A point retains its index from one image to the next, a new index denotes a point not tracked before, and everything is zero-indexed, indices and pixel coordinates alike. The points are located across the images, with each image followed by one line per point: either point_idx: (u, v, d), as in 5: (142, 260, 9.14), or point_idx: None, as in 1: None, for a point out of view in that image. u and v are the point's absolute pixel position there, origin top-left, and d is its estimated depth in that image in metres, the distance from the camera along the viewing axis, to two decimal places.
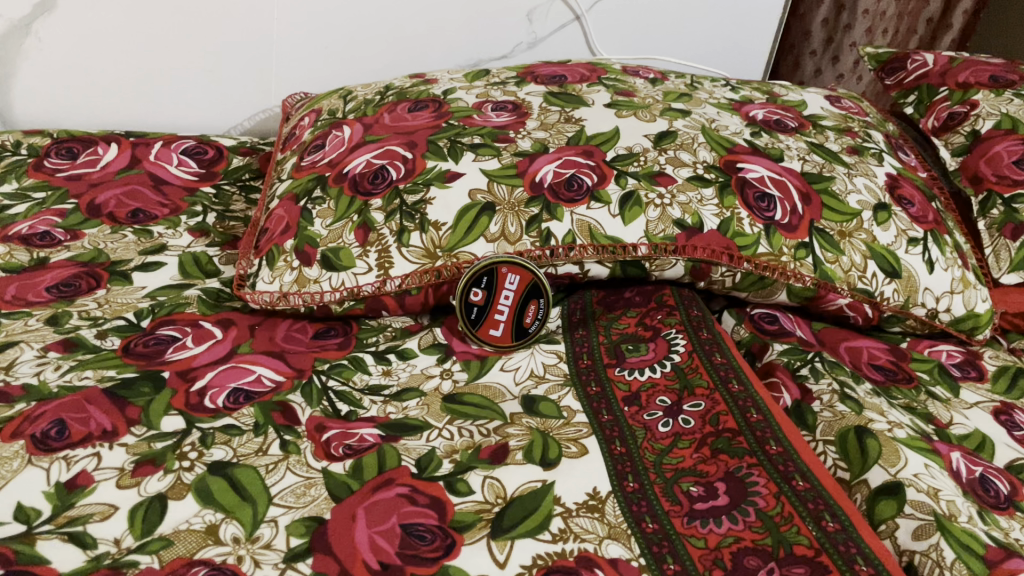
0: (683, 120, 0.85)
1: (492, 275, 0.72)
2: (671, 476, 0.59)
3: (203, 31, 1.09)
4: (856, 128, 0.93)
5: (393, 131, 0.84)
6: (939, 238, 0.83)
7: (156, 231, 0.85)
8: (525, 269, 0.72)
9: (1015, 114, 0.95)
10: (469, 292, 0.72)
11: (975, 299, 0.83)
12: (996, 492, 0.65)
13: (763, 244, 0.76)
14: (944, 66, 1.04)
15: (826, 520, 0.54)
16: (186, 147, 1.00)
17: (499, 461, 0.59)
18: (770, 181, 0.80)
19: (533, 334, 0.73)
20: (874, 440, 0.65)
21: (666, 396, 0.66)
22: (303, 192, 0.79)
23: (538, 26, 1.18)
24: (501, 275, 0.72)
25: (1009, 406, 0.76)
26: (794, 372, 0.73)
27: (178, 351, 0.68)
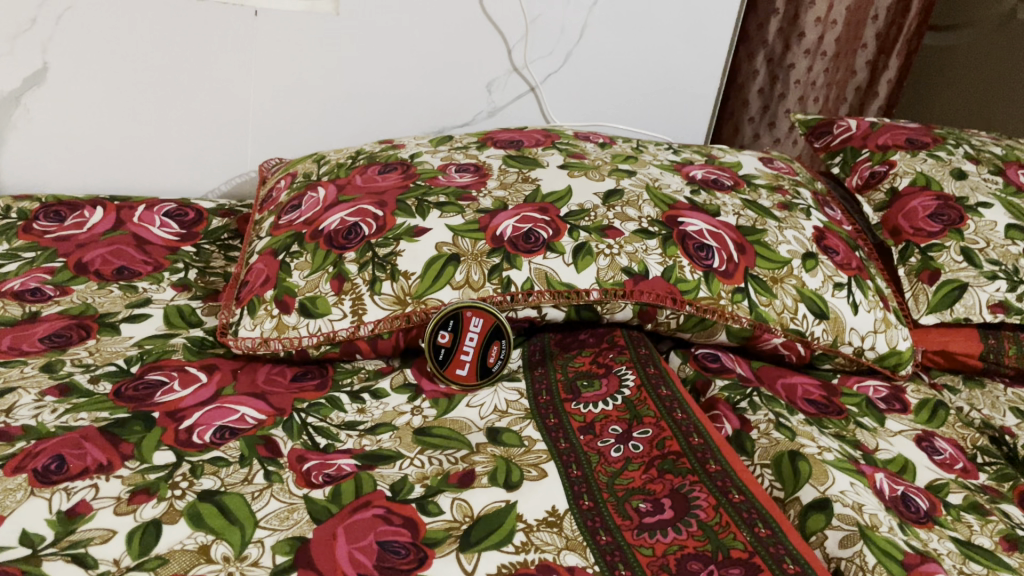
0: (629, 180, 0.94)
1: (458, 319, 0.79)
2: (622, 495, 0.65)
3: (186, 103, 1.17)
4: (787, 186, 1.02)
5: (365, 191, 0.91)
6: (862, 283, 0.92)
7: (141, 286, 0.91)
8: (489, 312, 0.79)
9: (927, 172, 1.05)
10: (436, 335, 0.78)
11: (897, 337, 0.91)
12: (917, 508, 0.72)
13: (703, 288, 0.84)
14: (865, 131, 1.15)
15: (758, 527, 0.60)
16: (168, 210, 1.06)
17: (466, 485, 0.65)
18: (708, 233, 0.88)
19: (496, 373, 0.79)
20: (805, 462, 0.72)
21: (618, 425, 0.72)
22: (282, 247, 0.86)
23: (497, 96, 1.28)
24: (466, 318, 0.79)
25: (929, 433, 0.84)
26: (734, 405, 0.80)
27: (166, 394, 0.73)
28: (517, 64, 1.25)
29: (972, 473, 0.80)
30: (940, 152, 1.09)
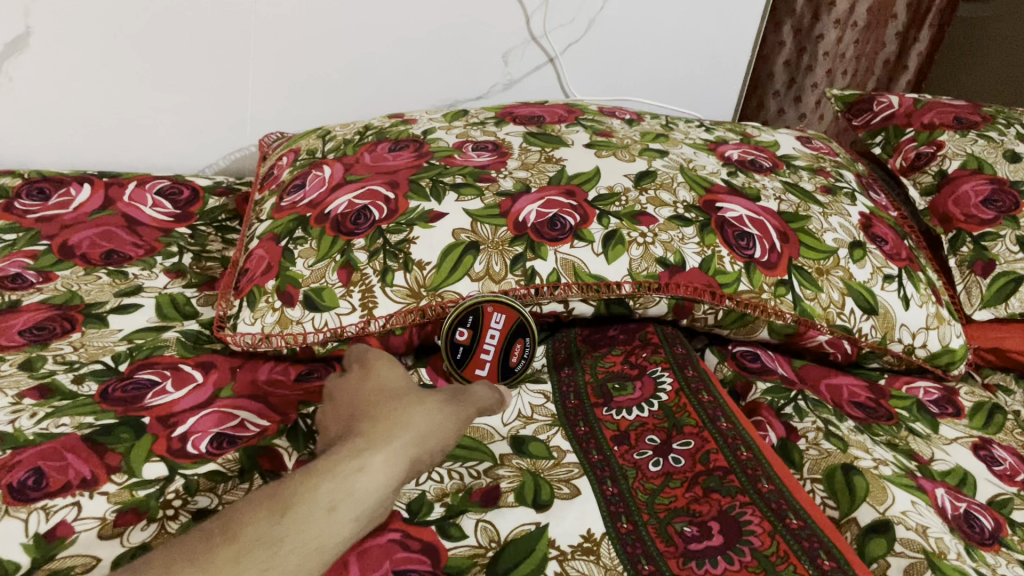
0: (661, 160, 0.87)
1: (477, 315, 0.73)
2: (664, 516, 0.58)
3: (181, 72, 1.09)
4: (828, 168, 0.95)
5: (374, 171, 0.83)
6: (913, 275, 0.85)
7: (131, 272, 0.84)
8: (511, 307, 0.73)
9: (979, 154, 0.97)
10: (455, 332, 0.73)
11: (950, 334, 0.84)
12: (982, 528, 0.65)
13: (744, 282, 0.77)
14: (909, 108, 1.07)
15: (821, 558, 0.53)
16: (161, 187, 0.99)
17: (491, 504, 0.59)
18: (748, 220, 0.81)
19: (519, 373, 0.75)
20: (861, 477, 0.65)
21: (656, 435, 0.66)
22: (284, 232, 0.78)
23: (513, 67, 1.20)
24: (486, 313, 0.73)
25: (987, 441, 0.77)
26: (778, 411, 0.74)
27: (158, 396, 0.66)
28: (535, 33, 1.17)
29: None
30: (992, 132, 1.01)
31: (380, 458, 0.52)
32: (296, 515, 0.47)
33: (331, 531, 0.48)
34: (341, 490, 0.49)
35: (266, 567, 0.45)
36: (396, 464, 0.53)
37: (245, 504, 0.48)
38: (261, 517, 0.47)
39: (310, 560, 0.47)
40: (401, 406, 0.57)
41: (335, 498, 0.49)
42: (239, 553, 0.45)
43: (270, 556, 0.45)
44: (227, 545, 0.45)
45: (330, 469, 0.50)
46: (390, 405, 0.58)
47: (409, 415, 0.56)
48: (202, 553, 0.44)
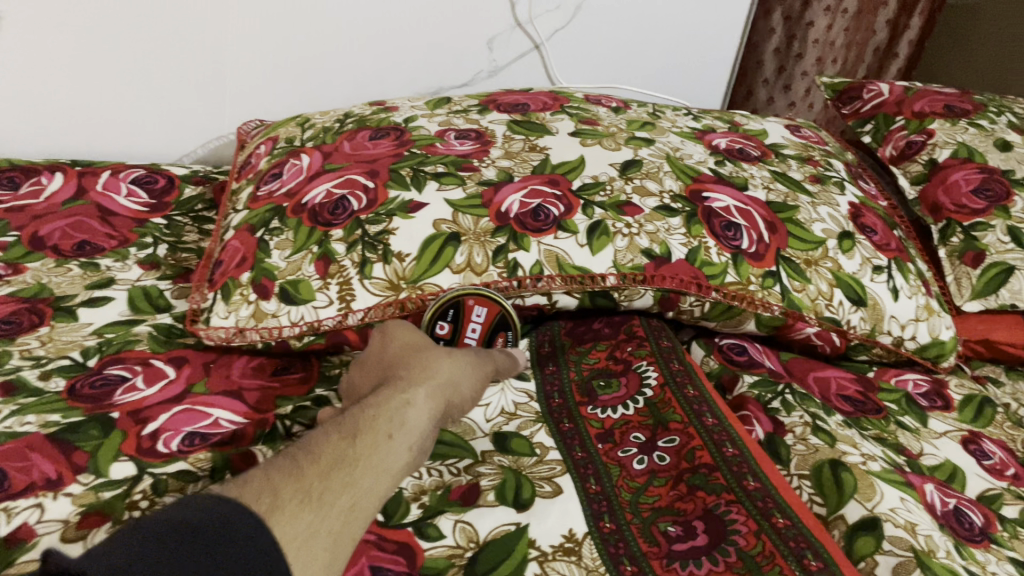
0: (648, 149, 0.85)
1: (458, 308, 0.71)
2: (648, 516, 0.57)
3: (158, 59, 1.06)
4: (817, 157, 0.93)
5: (353, 159, 0.81)
6: (902, 266, 0.83)
7: (104, 264, 0.81)
8: (492, 301, 0.72)
9: (970, 143, 0.96)
10: (435, 325, 0.72)
11: (940, 326, 0.83)
12: (971, 524, 0.64)
13: (731, 273, 0.75)
14: (899, 96, 1.05)
15: (808, 559, 0.52)
16: (135, 176, 0.96)
17: (470, 503, 0.57)
18: (736, 210, 0.79)
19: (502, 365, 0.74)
20: (849, 473, 0.63)
21: (640, 433, 0.65)
22: (260, 222, 0.76)
23: (498, 54, 1.18)
24: (468, 306, 0.71)
25: (977, 435, 0.76)
26: (765, 405, 0.72)
27: (128, 393, 0.64)
28: (520, 19, 1.15)
29: None
30: (983, 121, 0.99)
31: (421, 395, 0.59)
32: (366, 441, 0.52)
33: (394, 455, 0.53)
34: (395, 421, 0.55)
35: (350, 482, 0.49)
36: (434, 409, 0.59)
37: (316, 435, 0.52)
38: (336, 444, 0.51)
39: (382, 480, 0.51)
40: (429, 357, 0.64)
41: (392, 427, 0.55)
42: (323, 471, 0.48)
43: (351, 473, 0.49)
44: (311, 465, 0.48)
45: (383, 404, 0.57)
46: (426, 355, 0.64)
47: (439, 364, 0.63)
48: (291, 469, 0.47)
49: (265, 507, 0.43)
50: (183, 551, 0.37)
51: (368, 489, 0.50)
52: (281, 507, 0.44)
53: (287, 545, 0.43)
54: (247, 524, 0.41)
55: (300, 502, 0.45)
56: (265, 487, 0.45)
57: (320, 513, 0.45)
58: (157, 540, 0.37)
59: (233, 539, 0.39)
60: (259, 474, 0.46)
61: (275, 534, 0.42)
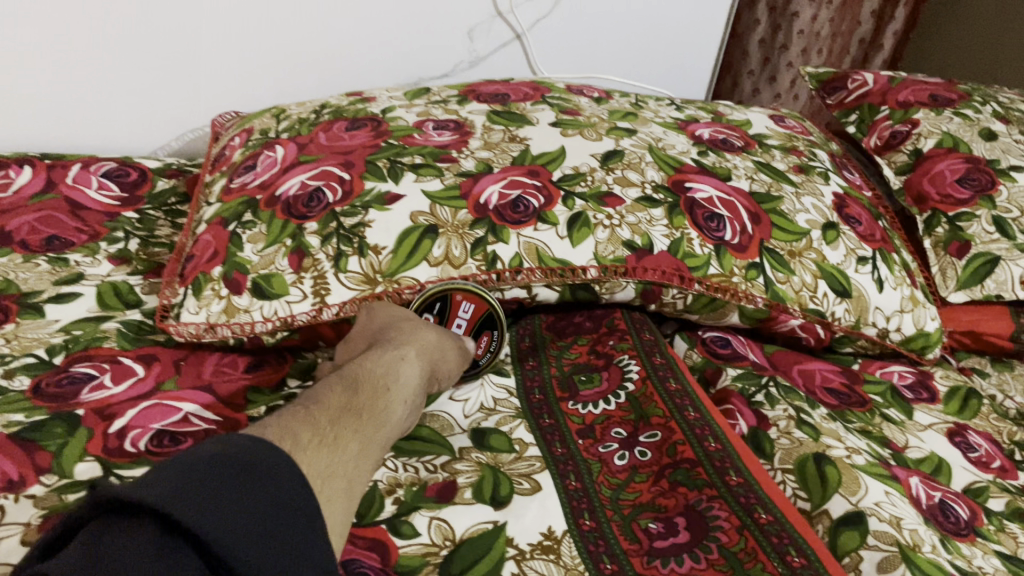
0: (630, 139, 0.83)
1: (445, 301, 0.71)
2: (629, 512, 0.56)
3: (130, 49, 1.04)
4: (801, 147, 0.92)
5: (329, 151, 0.80)
6: (887, 257, 0.82)
7: (73, 258, 0.79)
8: (480, 298, 0.70)
9: (955, 133, 0.95)
10: (422, 316, 0.71)
11: (925, 317, 0.82)
12: (957, 518, 0.63)
13: (714, 265, 0.74)
14: (884, 86, 1.05)
15: (791, 555, 0.51)
16: (107, 170, 0.94)
17: (446, 500, 0.56)
18: (719, 201, 0.78)
19: (483, 365, 0.71)
20: (833, 467, 0.62)
21: (622, 428, 0.64)
22: (233, 216, 0.74)
23: (479, 44, 1.16)
24: (455, 301, 0.71)
25: (962, 427, 0.75)
26: (749, 399, 0.71)
27: (95, 391, 0.63)
28: (501, 9, 1.13)
29: (1011, 473, 0.71)
30: (967, 110, 0.99)
31: (414, 355, 0.59)
32: (365, 397, 0.51)
33: (390, 411, 0.53)
34: (388, 379, 0.55)
35: (358, 431, 0.48)
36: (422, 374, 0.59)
37: (318, 388, 0.50)
38: (342, 394, 0.50)
39: (381, 434, 0.51)
40: (411, 323, 0.64)
41: (388, 384, 0.54)
42: (332, 418, 0.47)
43: (357, 423, 0.49)
44: (322, 413, 0.47)
45: (380, 360, 0.56)
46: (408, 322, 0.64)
47: (425, 330, 0.63)
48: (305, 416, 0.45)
49: (291, 446, 0.41)
50: (229, 481, 0.35)
51: (372, 441, 0.49)
52: (307, 447, 0.42)
53: (316, 484, 0.41)
54: (281, 459, 0.39)
55: (320, 443, 0.44)
56: (284, 428, 0.43)
57: (339, 456, 0.44)
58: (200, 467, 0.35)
59: (274, 472, 0.37)
60: (276, 417, 0.44)
61: (304, 471, 0.41)
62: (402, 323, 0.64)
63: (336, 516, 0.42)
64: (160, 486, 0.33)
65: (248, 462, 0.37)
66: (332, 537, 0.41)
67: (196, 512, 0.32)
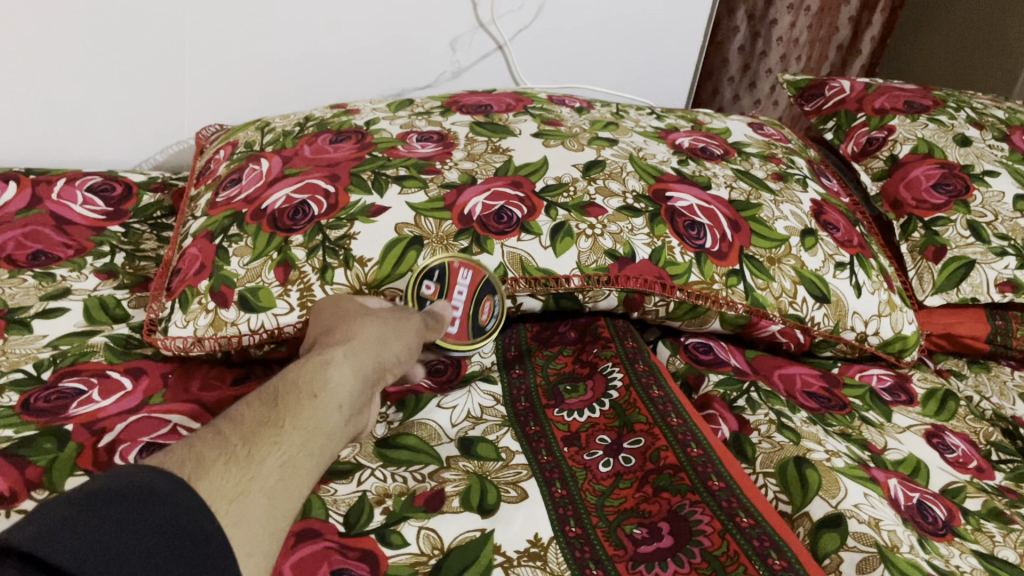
0: (611, 149, 0.85)
1: (444, 269, 0.70)
2: (613, 519, 0.57)
3: (112, 61, 1.04)
4: (779, 154, 0.94)
5: (314, 164, 0.80)
6: (864, 262, 0.84)
7: (59, 273, 0.80)
8: (476, 264, 0.71)
9: (929, 139, 0.97)
10: (422, 286, 0.70)
11: (902, 321, 0.83)
12: (934, 518, 0.64)
13: (695, 272, 0.75)
14: (860, 93, 1.06)
15: (772, 558, 0.52)
16: (92, 184, 0.95)
17: (435, 509, 0.57)
18: (699, 209, 0.79)
19: (488, 331, 0.73)
20: (813, 470, 0.64)
21: (606, 435, 0.65)
22: (219, 229, 0.75)
23: (461, 55, 1.17)
24: (453, 269, 0.70)
25: (939, 428, 0.77)
26: (731, 404, 0.72)
27: (84, 405, 0.63)
28: (483, 20, 1.15)
29: (987, 473, 0.73)
30: (942, 117, 1.01)
31: (350, 351, 0.55)
32: (290, 404, 0.49)
33: (325, 413, 0.50)
34: (323, 379, 0.52)
35: (276, 441, 0.46)
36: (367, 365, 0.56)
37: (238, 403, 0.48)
38: (259, 405, 0.48)
39: (312, 439, 0.48)
40: (356, 316, 0.61)
41: (319, 384, 0.51)
42: (249, 433, 0.46)
43: (276, 433, 0.46)
44: (234, 431, 0.45)
45: (313, 361, 0.53)
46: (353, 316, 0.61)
47: (369, 321, 0.60)
48: (215, 439, 0.44)
49: (190, 470, 0.40)
50: (109, 515, 0.34)
51: (297, 448, 0.46)
52: (206, 469, 0.41)
53: (216, 504, 0.39)
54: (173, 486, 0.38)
55: (226, 462, 0.42)
56: (188, 455, 0.42)
57: (248, 473, 0.43)
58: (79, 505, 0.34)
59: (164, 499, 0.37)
60: (182, 444, 0.43)
61: (200, 495, 0.39)
62: (345, 318, 0.61)
63: (252, 532, 0.40)
64: (32, 531, 0.32)
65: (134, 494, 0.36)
66: (247, 553, 0.39)
67: (74, 554, 0.32)
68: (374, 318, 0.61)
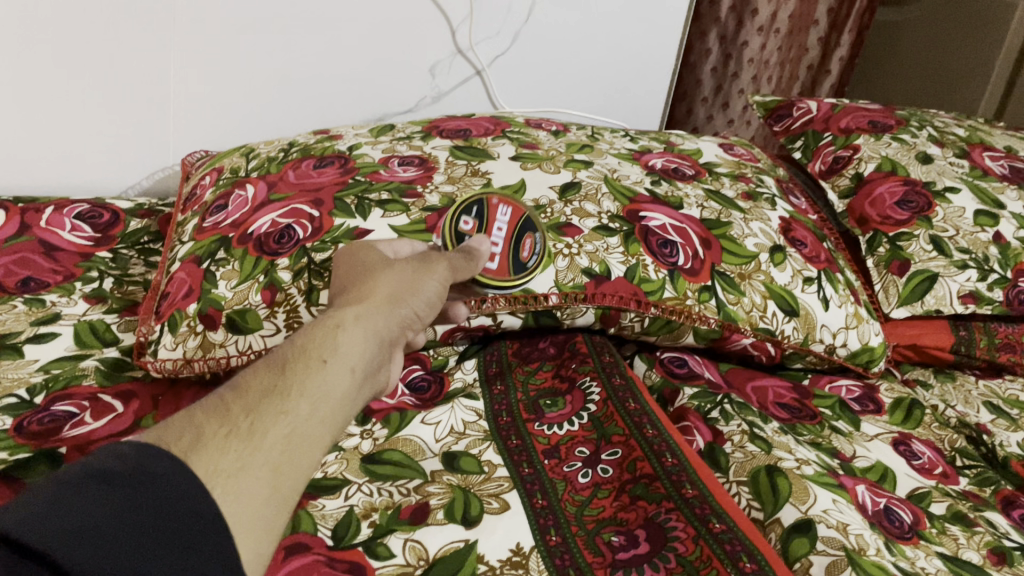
0: (586, 171, 0.88)
1: (483, 209, 0.76)
2: (592, 528, 0.59)
3: (97, 90, 1.06)
4: (749, 174, 0.97)
5: (299, 189, 0.83)
6: (832, 277, 0.87)
7: (49, 299, 0.82)
8: (516, 207, 0.76)
9: (893, 157, 1.01)
10: (460, 222, 0.75)
11: (869, 333, 0.86)
12: (901, 522, 0.66)
13: (668, 289, 0.78)
14: (827, 113, 1.10)
15: (743, 560, 0.54)
16: (80, 211, 0.96)
17: (420, 521, 0.59)
18: (671, 228, 0.82)
19: (529, 267, 0.74)
20: (784, 478, 0.66)
21: (585, 447, 0.67)
22: (206, 254, 0.77)
23: (440, 80, 1.20)
24: (492, 209, 0.76)
25: (906, 436, 0.80)
26: (705, 416, 0.75)
27: (76, 428, 0.65)
28: (461, 46, 1.18)
29: (952, 479, 0.76)
30: (905, 135, 1.04)
31: (358, 316, 0.55)
32: (296, 369, 0.48)
33: (334, 377, 0.49)
34: (328, 346, 0.51)
35: (283, 410, 0.45)
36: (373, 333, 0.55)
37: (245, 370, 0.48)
38: (267, 372, 0.48)
39: (321, 405, 0.47)
40: (368, 281, 0.61)
41: (328, 351, 0.51)
42: (254, 399, 0.45)
43: (284, 399, 0.46)
44: (238, 399, 0.45)
45: (319, 329, 0.53)
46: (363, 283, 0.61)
47: (379, 286, 0.60)
48: (217, 407, 0.44)
49: (187, 444, 0.40)
50: (99, 500, 0.34)
51: (305, 416, 0.46)
52: (204, 444, 0.41)
53: (213, 479, 0.39)
54: (173, 469, 0.38)
55: (226, 435, 0.42)
56: (187, 427, 0.42)
57: (249, 445, 0.42)
58: (71, 487, 0.34)
59: (159, 486, 0.36)
60: (183, 415, 0.43)
61: (195, 469, 0.39)
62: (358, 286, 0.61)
63: (253, 508, 0.40)
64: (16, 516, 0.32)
65: (130, 480, 0.36)
66: (243, 532, 0.39)
67: (56, 534, 0.32)
68: (385, 282, 0.61)
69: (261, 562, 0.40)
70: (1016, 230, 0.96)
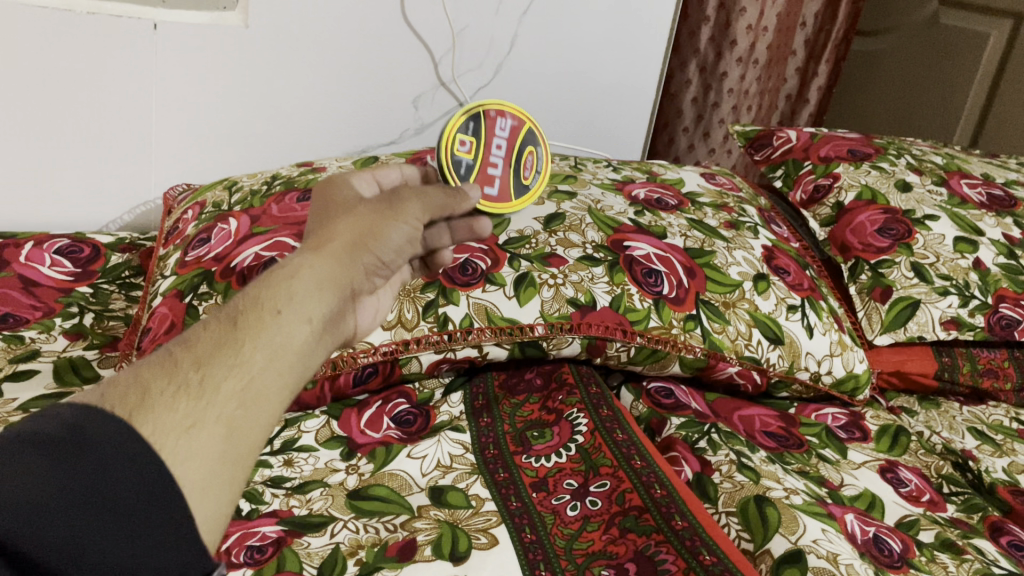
0: (570, 202, 0.88)
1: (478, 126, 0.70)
2: (582, 562, 0.58)
3: (79, 126, 1.06)
4: (731, 203, 0.97)
5: (281, 222, 0.82)
6: (815, 305, 0.87)
7: (28, 335, 0.80)
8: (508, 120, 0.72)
9: (873, 185, 1.02)
10: (459, 146, 0.68)
11: (853, 360, 0.87)
12: (890, 550, 0.66)
13: (654, 318, 0.78)
14: (806, 142, 1.12)
15: None
16: (60, 246, 0.95)
17: (407, 558, 0.58)
18: (656, 257, 0.83)
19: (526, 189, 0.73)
20: (772, 508, 0.66)
21: (573, 479, 0.67)
22: (189, 288, 0.76)
23: (424, 112, 1.21)
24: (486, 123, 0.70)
25: (893, 464, 0.80)
26: (692, 446, 0.75)
27: None
28: (444, 79, 1.19)
29: (939, 506, 0.76)
30: (883, 164, 1.06)
31: (317, 262, 0.52)
32: (250, 318, 0.46)
33: (291, 326, 0.47)
34: (286, 293, 0.48)
35: (236, 362, 0.43)
36: (334, 278, 0.52)
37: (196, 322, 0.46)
38: (218, 324, 0.45)
39: (278, 356, 0.45)
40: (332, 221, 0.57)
41: (285, 297, 0.48)
42: (205, 351, 0.43)
43: (236, 352, 0.43)
44: (187, 351, 0.43)
45: (275, 275, 0.50)
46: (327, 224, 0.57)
47: (343, 227, 0.56)
48: (164, 362, 0.42)
49: (131, 407, 0.39)
50: (33, 478, 0.35)
51: (260, 368, 0.44)
52: (151, 405, 0.39)
53: (160, 442, 0.38)
54: (118, 437, 0.37)
55: (175, 393, 0.40)
56: (133, 385, 0.40)
57: (198, 402, 0.40)
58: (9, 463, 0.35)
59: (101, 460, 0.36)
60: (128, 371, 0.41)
61: (138, 433, 0.38)
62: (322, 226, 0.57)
63: (205, 470, 0.39)
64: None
65: (69, 453, 0.36)
66: (197, 496, 0.39)
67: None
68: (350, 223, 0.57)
69: (219, 521, 0.40)
70: (995, 256, 0.97)
